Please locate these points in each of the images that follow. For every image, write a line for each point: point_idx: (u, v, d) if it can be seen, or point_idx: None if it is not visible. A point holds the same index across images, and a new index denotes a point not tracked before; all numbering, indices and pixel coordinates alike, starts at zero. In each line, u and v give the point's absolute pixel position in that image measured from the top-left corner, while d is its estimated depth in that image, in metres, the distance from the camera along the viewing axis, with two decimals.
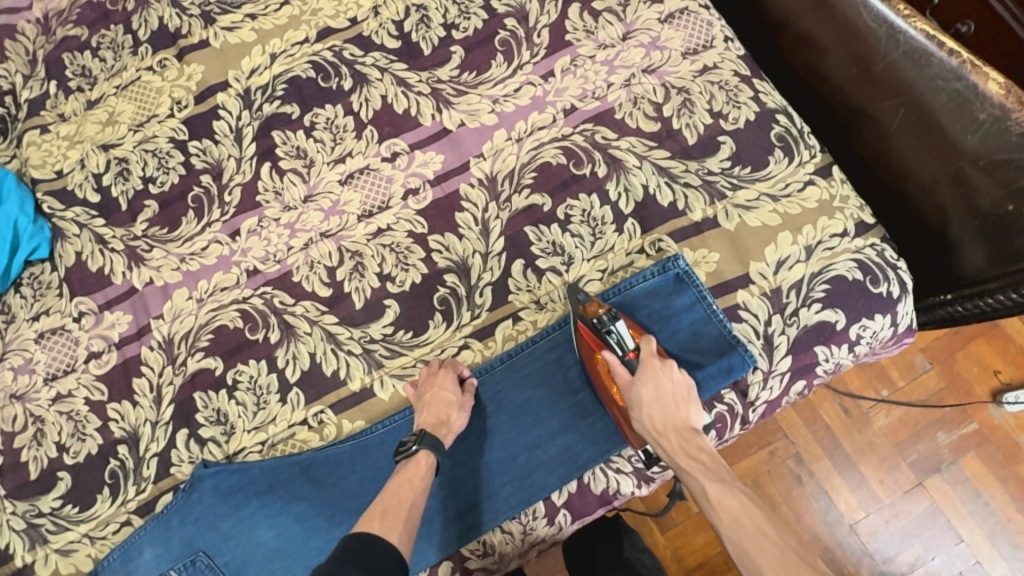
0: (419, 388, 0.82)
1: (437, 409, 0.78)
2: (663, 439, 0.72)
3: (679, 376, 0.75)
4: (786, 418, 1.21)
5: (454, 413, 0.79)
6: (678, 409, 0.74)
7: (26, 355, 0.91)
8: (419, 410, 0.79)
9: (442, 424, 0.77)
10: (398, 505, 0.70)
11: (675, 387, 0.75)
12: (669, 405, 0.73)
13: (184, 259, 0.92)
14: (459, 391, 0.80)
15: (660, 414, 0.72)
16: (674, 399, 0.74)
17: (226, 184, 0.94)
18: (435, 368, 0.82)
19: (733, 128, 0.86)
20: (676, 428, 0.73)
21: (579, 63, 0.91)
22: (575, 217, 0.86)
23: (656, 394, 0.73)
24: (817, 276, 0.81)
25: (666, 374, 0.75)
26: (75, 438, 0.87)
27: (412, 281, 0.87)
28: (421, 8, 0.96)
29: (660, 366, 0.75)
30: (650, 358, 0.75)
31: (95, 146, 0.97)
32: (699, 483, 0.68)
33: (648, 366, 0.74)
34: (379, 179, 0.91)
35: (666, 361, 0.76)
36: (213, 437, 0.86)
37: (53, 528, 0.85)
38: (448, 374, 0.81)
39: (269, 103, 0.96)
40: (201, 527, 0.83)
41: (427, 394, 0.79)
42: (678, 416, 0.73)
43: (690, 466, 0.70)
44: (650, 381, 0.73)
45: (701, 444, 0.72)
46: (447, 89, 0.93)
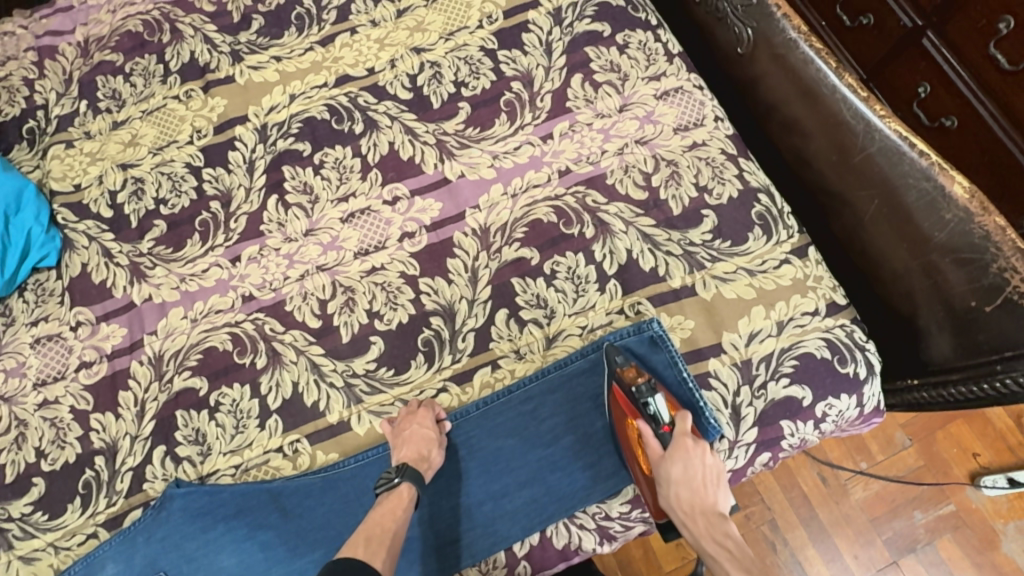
0: (397, 426, 0.83)
1: (416, 446, 0.79)
2: (689, 522, 0.73)
3: (712, 458, 0.76)
4: (765, 483, 1.21)
5: (433, 449, 0.80)
6: (708, 492, 0.74)
7: (19, 359, 0.94)
8: (396, 447, 0.80)
9: (421, 460, 0.79)
10: (381, 534, 0.71)
11: (706, 470, 0.75)
12: (697, 486, 0.74)
13: (184, 280, 0.95)
14: (436, 429, 0.82)
15: (688, 495, 0.73)
16: (704, 481, 0.74)
17: (233, 212, 0.98)
18: (414, 408, 0.84)
19: (717, 203, 0.91)
20: (704, 511, 0.73)
21: (577, 129, 0.96)
22: (561, 273, 0.90)
23: (687, 475, 0.73)
24: (785, 353, 0.84)
25: (699, 456, 0.75)
26: (55, 445, 0.89)
27: (399, 320, 0.91)
28: (435, 65, 1.03)
29: (694, 447, 0.75)
30: (683, 436, 0.76)
31: (115, 165, 1.03)
32: (723, 571, 0.69)
33: (681, 447, 0.75)
34: (378, 221, 0.96)
35: (700, 443, 0.76)
36: (189, 457, 0.87)
37: (20, 534, 0.86)
38: (427, 414, 0.83)
39: (284, 139, 1.01)
40: (165, 547, 0.84)
41: (405, 432, 0.81)
42: (707, 498, 0.73)
43: (714, 550, 0.71)
44: (681, 459, 0.74)
45: (728, 531, 0.72)
46: (452, 142, 0.98)
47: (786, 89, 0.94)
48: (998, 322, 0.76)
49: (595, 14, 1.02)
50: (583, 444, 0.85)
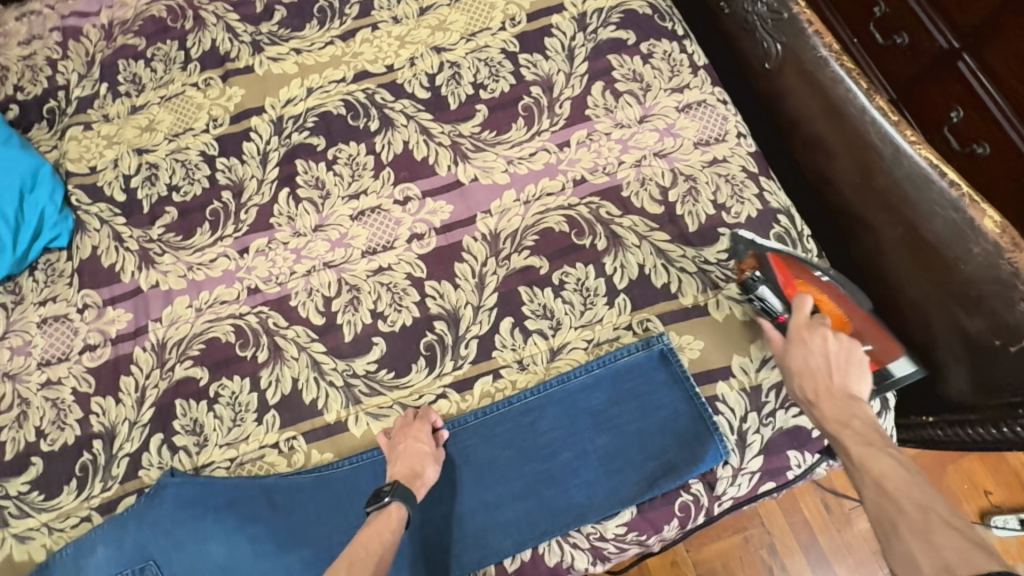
0: (392, 438, 0.82)
1: (410, 462, 0.78)
2: (816, 404, 0.73)
3: (842, 341, 0.74)
4: (768, 510, 1.16)
5: (428, 466, 0.79)
6: (833, 375, 0.73)
7: (26, 337, 0.95)
8: (390, 462, 0.79)
9: (415, 477, 0.78)
10: (364, 557, 0.69)
11: (828, 356, 0.73)
12: (820, 372, 0.73)
13: (192, 268, 0.96)
14: (433, 443, 0.81)
15: (812, 379, 0.73)
16: (828, 367, 0.73)
17: (244, 203, 0.98)
18: (409, 420, 0.83)
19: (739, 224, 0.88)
20: (827, 394, 0.72)
21: (595, 138, 0.94)
22: (569, 284, 0.88)
23: (806, 363, 0.74)
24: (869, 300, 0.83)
25: (819, 344, 0.74)
26: (55, 426, 0.90)
27: (403, 322, 0.90)
28: (455, 65, 1.01)
29: (816, 334, 0.75)
30: (800, 324, 0.76)
31: (131, 149, 1.03)
32: (842, 446, 0.68)
33: (799, 335, 0.75)
34: (388, 220, 0.95)
35: (823, 332, 0.75)
36: (185, 447, 0.88)
37: (16, 512, 0.87)
38: (422, 426, 0.81)
39: (298, 133, 1.01)
40: (155, 535, 0.83)
41: (399, 447, 0.80)
42: (829, 382, 0.72)
43: (837, 427, 0.70)
44: (801, 346, 0.75)
45: (856, 411, 0.70)
46: (467, 144, 0.97)
47: (811, 106, 0.92)
48: (1021, 364, 0.73)
49: (620, 22, 1.00)
50: (580, 461, 0.82)
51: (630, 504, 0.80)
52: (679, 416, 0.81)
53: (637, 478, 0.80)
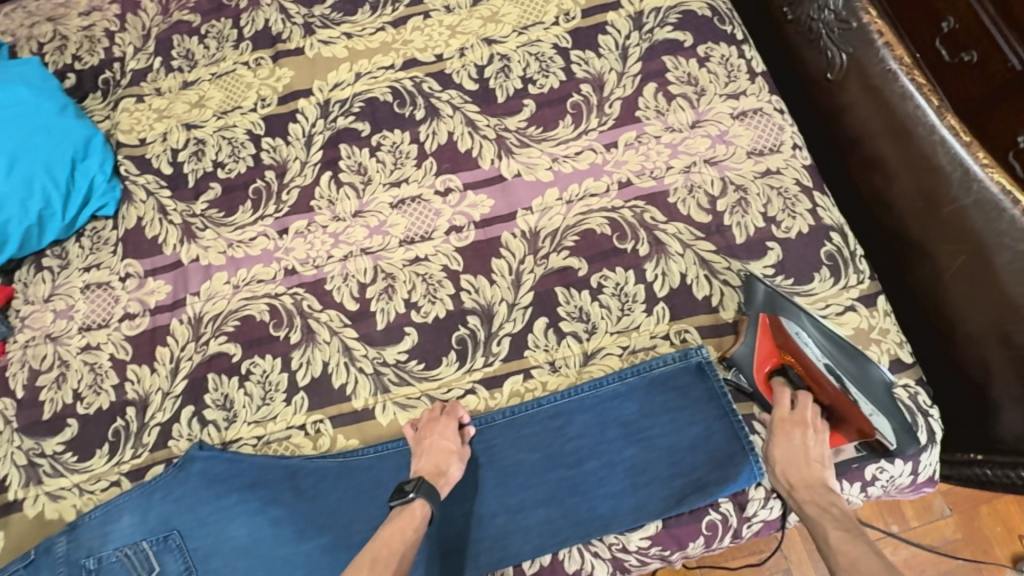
0: (418, 431, 0.81)
1: (435, 459, 0.78)
2: (794, 491, 0.72)
3: (820, 433, 0.75)
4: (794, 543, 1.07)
5: (453, 464, 0.78)
6: (812, 465, 0.73)
7: (69, 302, 0.97)
8: (416, 456, 0.79)
9: (439, 475, 0.77)
10: (387, 556, 0.68)
11: (809, 445, 0.73)
12: (801, 461, 0.73)
13: (232, 245, 0.97)
14: (459, 441, 0.80)
15: (790, 467, 0.73)
16: (806, 456, 0.73)
17: (287, 183, 0.99)
18: (436, 414, 0.82)
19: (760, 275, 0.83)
20: (806, 482, 0.72)
21: (643, 140, 0.92)
22: (608, 288, 0.86)
23: (787, 452, 0.74)
24: (865, 391, 0.72)
25: (800, 434, 0.74)
26: (91, 390, 0.92)
27: (436, 314, 0.89)
28: (505, 58, 1.00)
29: (800, 426, 0.75)
30: (781, 417, 0.76)
31: (180, 124, 1.05)
32: (821, 530, 0.67)
33: (782, 425, 0.75)
34: (428, 210, 0.94)
35: (805, 425, 0.74)
36: (215, 421, 0.88)
37: (50, 471, 0.89)
38: (449, 422, 0.80)
39: (344, 117, 1.01)
40: (180, 507, 0.84)
41: (425, 441, 0.79)
42: (809, 470, 0.72)
43: (815, 515, 0.69)
44: (784, 436, 0.75)
45: (835, 501, 0.70)
46: (512, 139, 0.95)
47: (875, 122, 0.88)
48: None
49: (678, 22, 0.97)
50: (608, 470, 0.80)
51: (657, 518, 0.78)
52: (713, 433, 0.79)
53: (665, 493, 0.78)
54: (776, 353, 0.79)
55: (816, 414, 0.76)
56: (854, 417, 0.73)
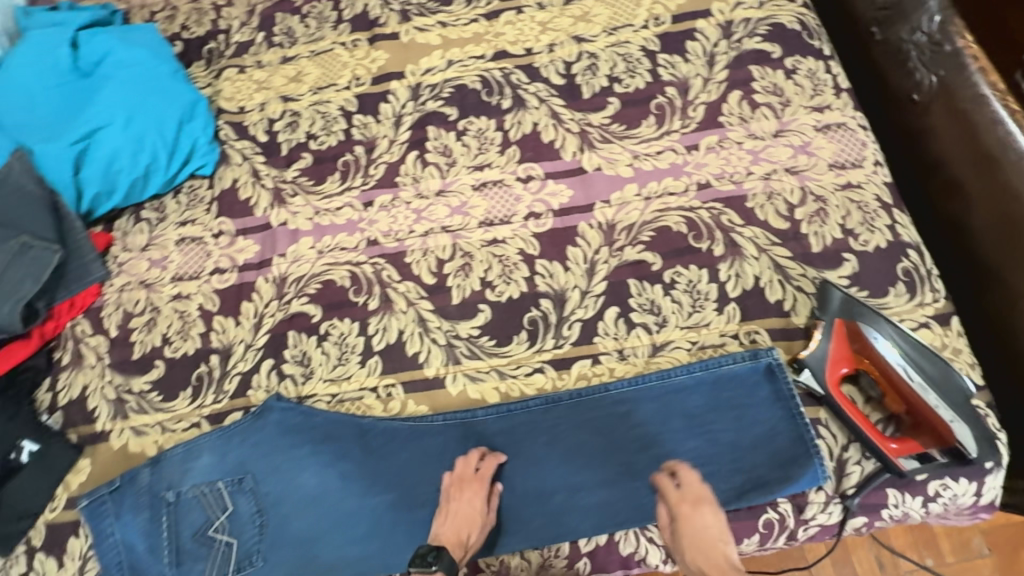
0: (447, 488, 0.81)
1: (456, 526, 0.78)
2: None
3: (716, 509, 0.75)
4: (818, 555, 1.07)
5: (474, 532, 0.78)
6: (720, 546, 0.73)
7: (164, 252, 1.03)
8: (441, 515, 0.79)
9: (456, 545, 0.77)
10: None
11: (712, 529, 0.73)
12: (709, 549, 0.72)
13: (318, 212, 1.02)
14: (485, 509, 0.79)
15: (701, 556, 0.72)
16: (714, 541, 0.73)
17: (374, 159, 1.04)
18: (468, 476, 0.81)
19: (835, 283, 0.84)
20: (719, 568, 0.71)
21: (725, 145, 0.94)
22: (680, 284, 0.89)
23: (695, 543, 0.73)
24: (945, 399, 0.73)
25: (699, 519, 0.74)
26: (179, 336, 0.98)
27: (510, 295, 0.93)
28: (593, 57, 1.03)
29: (694, 505, 0.75)
30: (679, 503, 0.75)
31: (278, 96, 1.11)
32: None
33: (681, 509, 0.75)
34: (509, 195, 0.98)
35: (699, 501, 0.75)
36: (293, 375, 0.93)
37: (136, 407, 0.95)
38: (479, 488, 0.80)
39: (433, 101, 1.06)
40: (255, 452, 0.89)
41: (452, 504, 0.79)
42: (720, 552, 0.72)
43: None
44: (684, 522, 0.74)
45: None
46: (595, 134, 0.99)
47: (958, 147, 0.89)
48: None
49: (767, 34, 0.99)
50: (668, 459, 0.82)
51: None
52: (777, 434, 0.80)
53: (724, 487, 0.80)
54: (851, 358, 0.79)
55: (698, 488, 0.76)
56: (932, 421, 0.75)
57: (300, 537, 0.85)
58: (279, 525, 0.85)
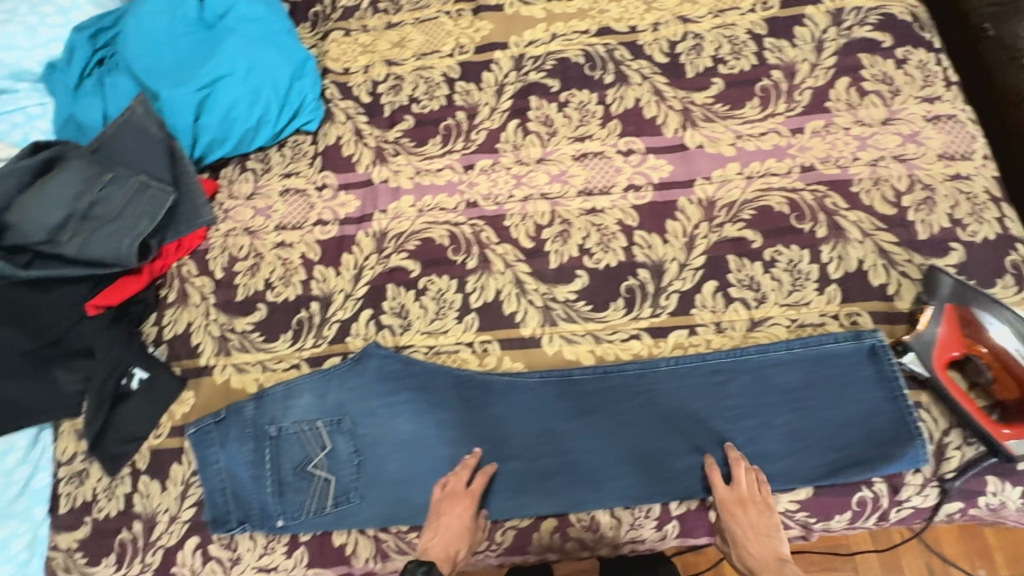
0: (438, 504, 0.83)
1: (446, 540, 0.79)
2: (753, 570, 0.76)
3: (762, 507, 0.79)
4: (863, 548, 1.04)
5: (462, 547, 0.79)
6: (763, 541, 0.77)
7: (268, 202, 1.07)
8: (431, 530, 0.80)
9: (444, 559, 0.77)
10: None
11: (758, 524, 0.78)
12: (755, 542, 0.77)
13: (419, 172, 1.05)
14: (471, 525, 0.81)
15: (741, 549, 0.77)
16: (760, 535, 0.77)
17: (476, 125, 1.06)
18: (460, 492, 0.83)
19: (945, 270, 0.84)
20: (765, 559, 0.76)
21: (831, 130, 0.95)
22: (781, 263, 0.90)
23: (743, 536, 0.77)
24: None
25: (743, 515, 0.78)
26: (281, 281, 1.02)
27: (607, 263, 0.95)
28: (698, 37, 1.04)
29: (740, 503, 0.79)
30: (726, 501, 0.79)
31: (382, 59, 1.14)
32: None
33: (726, 507, 0.78)
34: (609, 167, 1.00)
35: (742, 500, 0.79)
36: (390, 326, 0.96)
37: (238, 346, 0.99)
38: (470, 503, 0.82)
39: (536, 72, 1.08)
40: (353, 396, 0.92)
41: (442, 519, 0.81)
42: (764, 546, 0.77)
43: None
44: (728, 518, 0.78)
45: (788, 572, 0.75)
46: (698, 112, 1.00)
47: None
48: None
49: (878, 24, 1.00)
50: (763, 431, 0.83)
51: (808, 485, 0.81)
52: (876, 413, 0.81)
53: (820, 462, 0.81)
54: (959, 343, 0.80)
55: (747, 486, 0.80)
56: None
57: (395, 479, 0.88)
58: (374, 466, 0.89)
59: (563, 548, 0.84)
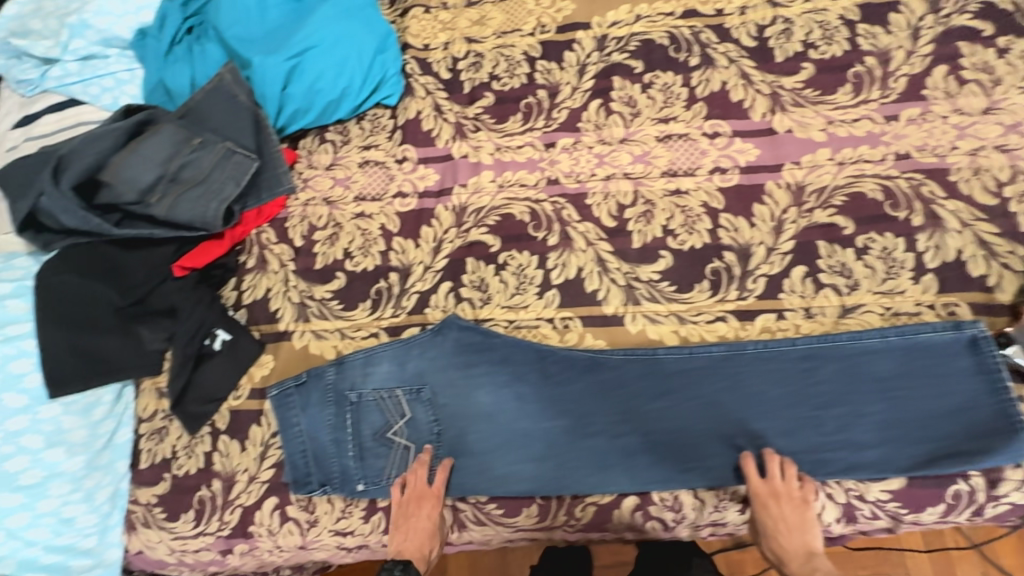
0: (403, 506, 0.86)
1: (419, 540, 0.82)
2: (784, 562, 0.78)
3: (799, 501, 0.79)
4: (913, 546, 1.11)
5: (433, 543, 0.83)
6: (795, 535, 0.78)
7: (348, 173, 1.08)
8: (399, 531, 0.84)
9: (420, 557, 0.81)
10: None
11: (791, 517, 0.78)
12: (787, 533, 0.78)
13: (500, 149, 1.05)
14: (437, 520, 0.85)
15: (772, 540, 0.78)
16: (792, 527, 0.78)
17: (557, 104, 1.06)
18: (424, 492, 0.86)
19: None
20: (796, 550, 0.77)
21: (928, 117, 0.93)
22: (874, 250, 0.88)
23: (775, 527, 0.78)
24: None
25: (776, 508, 0.78)
26: (360, 251, 1.02)
27: (692, 244, 0.94)
28: (788, 22, 1.03)
29: (774, 496, 0.79)
30: (760, 494, 0.79)
31: (462, 37, 1.14)
32: None
33: (759, 499, 0.79)
34: (694, 149, 0.99)
35: (777, 494, 0.79)
36: (470, 299, 0.96)
37: (317, 313, 1.00)
38: (435, 500, 0.85)
39: (619, 53, 1.07)
40: (433, 366, 0.92)
41: (411, 520, 0.84)
42: (796, 538, 0.77)
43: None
44: (761, 511, 0.78)
45: (819, 566, 0.76)
46: (787, 97, 0.99)
47: None
48: None
49: (979, 11, 0.97)
50: (856, 418, 0.82)
51: (901, 474, 0.79)
52: (976, 405, 0.79)
53: (915, 452, 0.79)
54: None
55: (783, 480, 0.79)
56: None
57: (475, 449, 0.89)
58: (454, 436, 0.90)
59: (643, 526, 0.85)
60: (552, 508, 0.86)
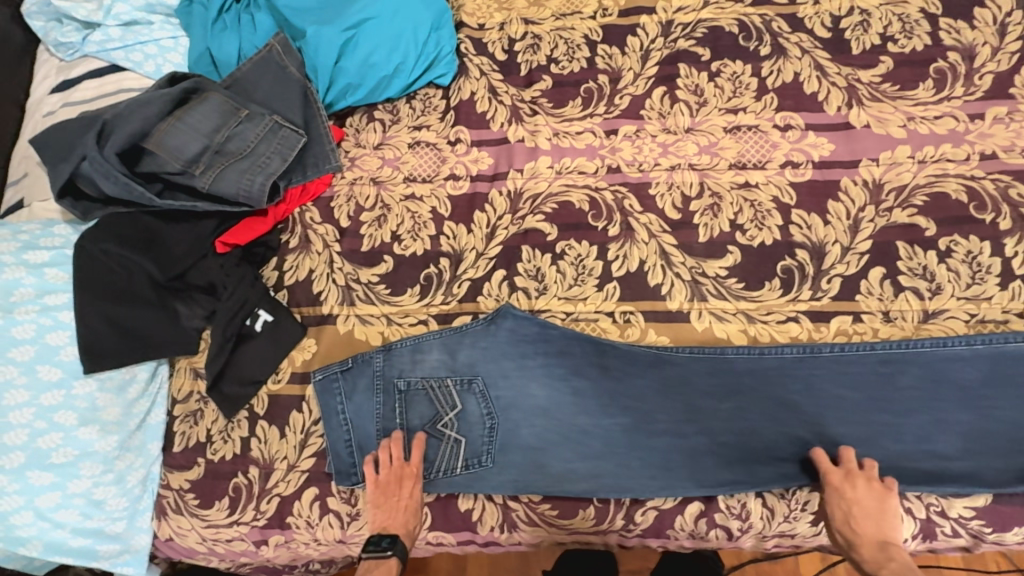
0: (380, 481, 0.83)
1: (399, 516, 0.81)
2: (853, 549, 0.72)
3: (878, 489, 0.74)
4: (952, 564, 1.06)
5: (412, 519, 0.82)
6: (871, 522, 0.72)
7: (397, 153, 1.04)
8: (376, 507, 0.82)
9: (405, 533, 0.80)
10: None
11: (865, 502, 0.73)
12: (860, 518, 0.72)
13: (558, 134, 1.01)
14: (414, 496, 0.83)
15: (842, 525, 0.73)
16: (866, 513, 0.73)
17: (619, 90, 1.02)
18: (402, 468, 0.84)
19: None
20: (866, 535, 0.72)
21: (1016, 118, 0.89)
22: (957, 253, 0.84)
23: (845, 510, 0.73)
24: None
25: (849, 491, 0.74)
26: (410, 235, 0.98)
27: (762, 240, 0.89)
28: (865, 13, 0.98)
29: (848, 479, 0.75)
30: (831, 475, 0.75)
31: (519, 17, 1.10)
32: None
33: (830, 480, 0.75)
34: (765, 141, 0.95)
35: (852, 477, 0.75)
36: (525, 288, 0.92)
37: (363, 297, 0.95)
38: (415, 478, 0.84)
39: (685, 40, 1.03)
40: (485, 357, 0.88)
41: (392, 499, 0.82)
42: (869, 524, 0.72)
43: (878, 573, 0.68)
44: (832, 493, 0.74)
45: (895, 556, 0.70)
46: (864, 91, 0.94)
47: None
48: None
49: None
50: (936, 429, 0.78)
51: (988, 490, 0.76)
52: None
53: (1000, 467, 0.76)
54: None
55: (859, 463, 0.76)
56: None
57: (530, 446, 0.85)
58: (508, 432, 0.85)
59: (706, 534, 0.81)
60: (610, 511, 0.83)
